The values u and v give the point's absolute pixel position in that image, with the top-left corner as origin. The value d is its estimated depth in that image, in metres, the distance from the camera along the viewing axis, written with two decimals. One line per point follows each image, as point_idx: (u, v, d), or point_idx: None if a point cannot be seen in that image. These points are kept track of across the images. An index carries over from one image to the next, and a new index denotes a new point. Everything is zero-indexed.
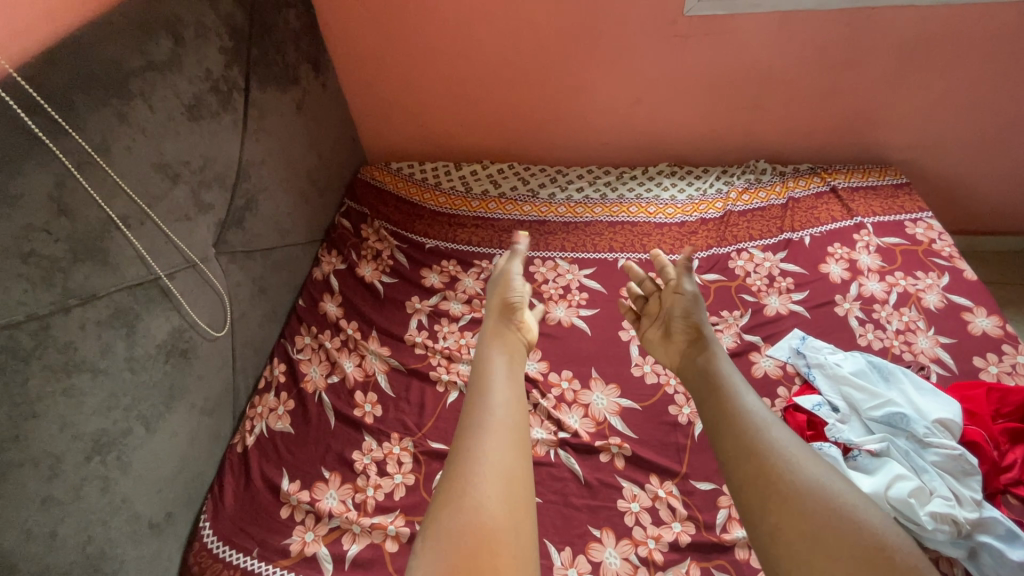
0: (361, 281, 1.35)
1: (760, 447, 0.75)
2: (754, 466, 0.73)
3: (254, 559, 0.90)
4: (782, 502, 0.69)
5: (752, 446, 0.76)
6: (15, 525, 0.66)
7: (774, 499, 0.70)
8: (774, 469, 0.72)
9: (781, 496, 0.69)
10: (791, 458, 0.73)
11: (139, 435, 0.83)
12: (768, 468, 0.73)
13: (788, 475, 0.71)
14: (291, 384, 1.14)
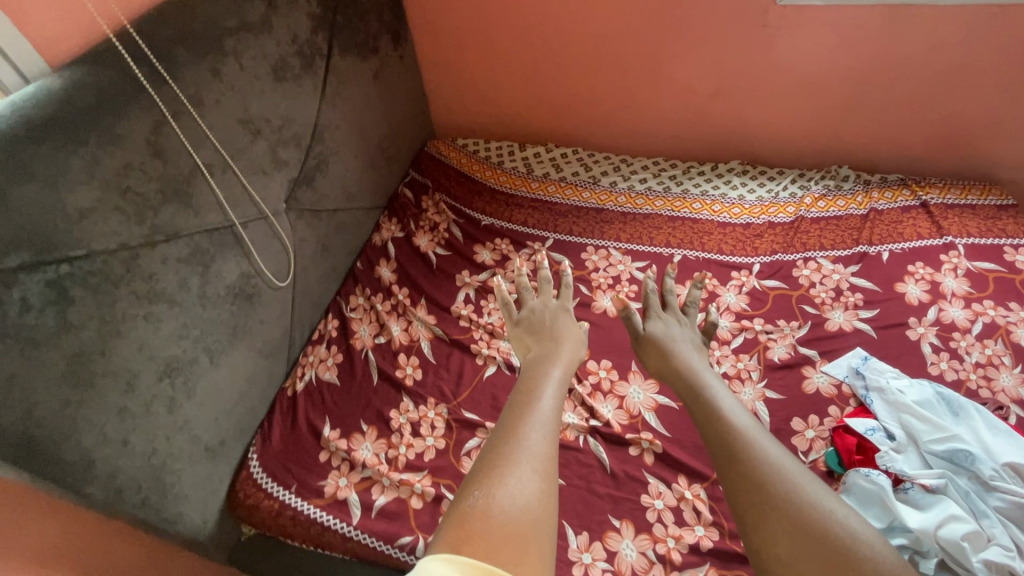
0: (416, 251, 1.40)
1: (747, 450, 0.66)
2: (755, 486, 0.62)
3: (292, 494, 0.98)
4: (768, 526, 0.59)
5: (733, 450, 0.67)
6: (94, 427, 0.74)
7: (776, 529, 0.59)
8: (758, 482, 0.62)
9: (766, 512, 0.60)
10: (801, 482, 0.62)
11: (203, 365, 0.91)
12: (757, 478, 0.63)
13: (777, 488, 0.61)
14: (341, 339, 1.21)
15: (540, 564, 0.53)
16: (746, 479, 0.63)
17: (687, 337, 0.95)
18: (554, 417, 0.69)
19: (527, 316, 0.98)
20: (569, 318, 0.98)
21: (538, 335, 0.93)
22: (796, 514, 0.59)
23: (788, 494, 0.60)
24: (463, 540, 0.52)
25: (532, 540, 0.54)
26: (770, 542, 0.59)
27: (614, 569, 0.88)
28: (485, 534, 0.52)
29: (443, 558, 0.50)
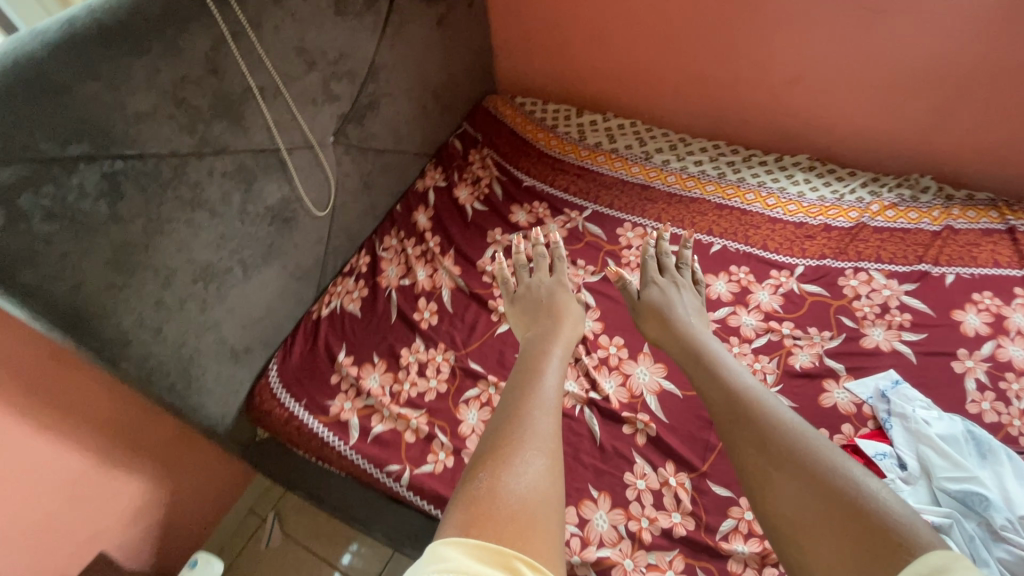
0: (455, 202, 1.42)
1: (749, 414, 0.64)
2: (756, 443, 0.61)
3: (301, 407, 1.06)
4: (773, 487, 0.57)
5: (736, 412, 0.66)
6: (132, 312, 0.83)
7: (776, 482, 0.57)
8: (758, 445, 0.61)
9: (771, 476, 0.58)
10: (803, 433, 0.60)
11: (236, 276, 0.98)
12: (758, 442, 0.61)
13: (780, 448, 0.59)
14: (369, 275, 1.27)
15: (549, 543, 0.55)
16: (748, 444, 0.62)
17: (687, 304, 0.98)
18: (557, 402, 0.73)
19: (519, 295, 1.06)
20: (563, 292, 1.05)
21: (527, 315, 1.01)
22: (799, 473, 0.56)
23: (790, 454, 0.58)
24: (468, 519, 0.55)
25: (540, 525, 0.55)
26: (777, 505, 0.56)
27: (583, 535, 0.91)
28: (494, 518, 0.54)
29: (454, 543, 0.52)
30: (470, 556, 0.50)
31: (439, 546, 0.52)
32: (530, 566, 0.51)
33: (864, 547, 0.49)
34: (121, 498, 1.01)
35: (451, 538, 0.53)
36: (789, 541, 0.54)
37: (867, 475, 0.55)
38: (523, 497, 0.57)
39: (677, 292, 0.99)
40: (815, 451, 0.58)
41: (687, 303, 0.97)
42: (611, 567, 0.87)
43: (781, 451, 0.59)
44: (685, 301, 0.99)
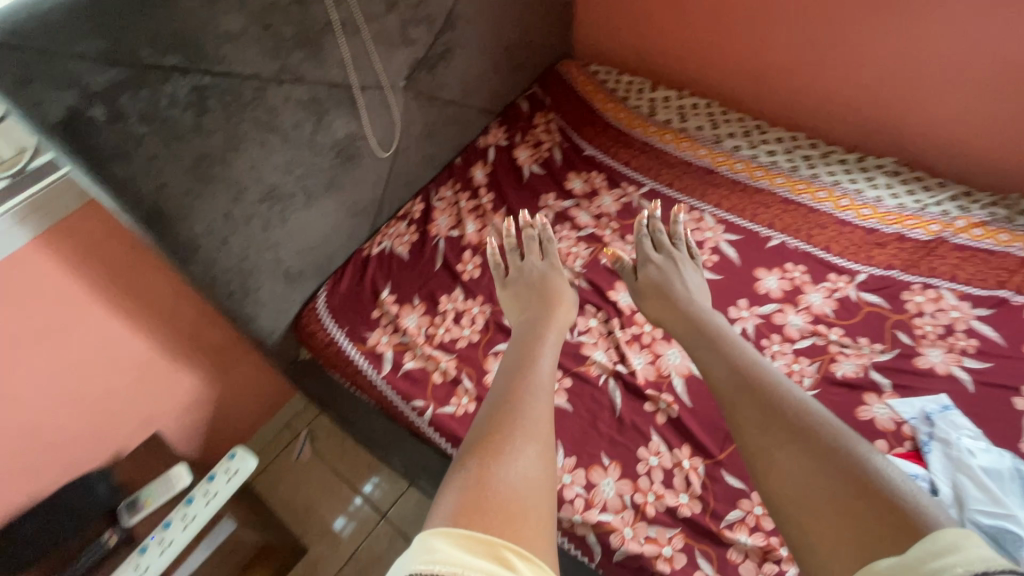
0: (513, 162, 1.43)
1: (754, 392, 0.64)
2: (761, 423, 0.61)
3: (342, 335, 1.13)
4: (777, 464, 0.57)
5: (741, 390, 0.65)
6: (204, 220, 0.90)
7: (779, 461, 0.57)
8: (762, 422, 0.61)
9: (776, 454, 0.57)
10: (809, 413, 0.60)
11: (299, 202, 1.04)
12: (763, 421, 0.61)
13: (785, 429, 0.59)
14: (421, 222, 1.31)
15: (541, 532, 0.53)
16: (751, 422, 0.62)
17: (682, 279, 0.99)
18: (546, 384, 0.72)
19: (512, 278, 1.05)
20: (554, 274, 1.04)
21: (515, 296, 1.01)
22: (807, 453, 0.56)
23: (796, 432, 0.58)
24: (456, 511, 0.53)
25: (531, 515, 0.54)
26: (782, 483, 0.56)
27: (587, 497, 0.93)
28: (483, 508, 0.52)
29: (442, 533, 0.50)
30: (458, 547, 0.48)
31: (425, 537, 0.50)
32: (522, 558, 0.49)
33: (870, 527, 0.48)
34: (178, 388, 1.13)
35: (439, 528, 0.51)
36: (792, 520, 0.53)
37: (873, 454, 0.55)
38: (510, 485, 0.56)
39: (674, 269, 1.02)
40: (821, 430, 0.58)
41: (680, 273, 1.00)
42: (610, 532, 0.89)
43: (785, 430, 0.59)
44: (685, 275, 1.01)
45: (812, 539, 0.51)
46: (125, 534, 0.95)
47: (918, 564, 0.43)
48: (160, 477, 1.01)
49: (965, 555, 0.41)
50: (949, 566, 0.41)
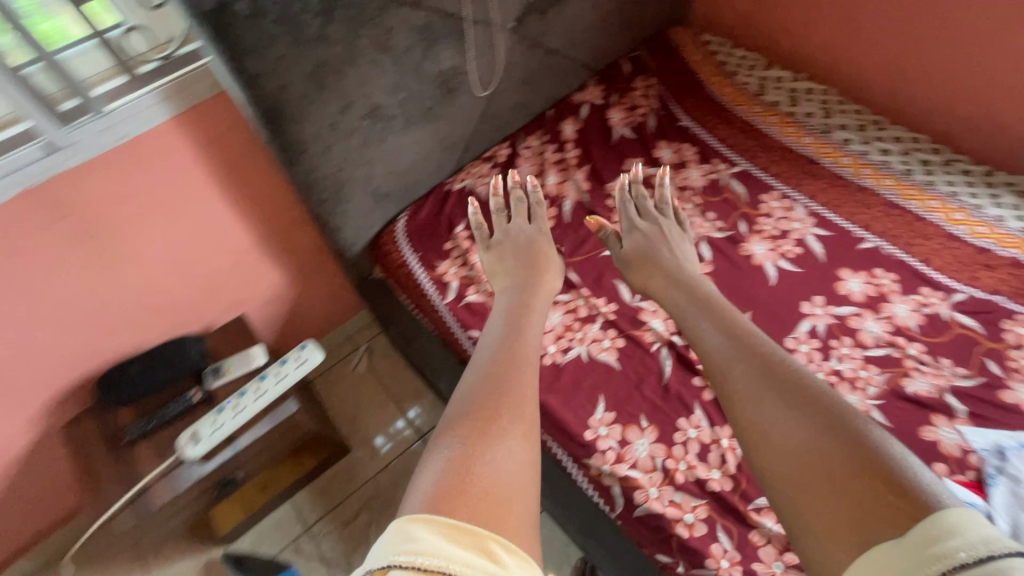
0: (605, 122, 1.41)
1: (747, 370, 0.64)
2: (754, 404, 0.60)
3: (415, 259, 1.19)
4: (773, 443, 0.57)
5: (732, 370, 0.65)
6: (313, 125, 0.97)
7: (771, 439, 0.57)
8: (756, 401, 0.60)
9: (769, 434, 0.57)
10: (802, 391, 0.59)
11: (397, 125, 1.09)
12: (756, 401, 0.60)
13: (778, 410, 0.59)
14: (504, 167, 1.33)
15: (522, 517, 0.53)
16: (745, 401, 0.62)
17: (661, 245, 1.01)
18: (523, 360, 0.73)
19: (497, 241, 1.06)
20: (541, 245, 1.05)
21: (503, 262, 1.02)
22: (803, 434, 0.55)
23: (792, 413, 0.57)
24: (436, 496, 0.52)
25: (513, 502, 0.53)
26: (779, 464, 0.55)
27: (619, 452, 0.95)
28: (461, 496, 0.52)
29: (420, 519, 0.49)
30: (437, 536, 0.47)
31: (404, 522, 0.49)
32: (506, 550, 0.48)
33: (867, 506, 0.48)
34: (265, 280, 1.24)
35: (416, 515, 0.50)
36: (789, 501, 0.53)
37: (868, 430, 0.53)
38: (485, 466, 0.56)
39: (661, 236, 1.03)
40: (817, 408, 0.57)
41: (665, 240, 1.02)
42: (635, 487, 0.91)
43: (780, 411, 0.58)
44: (671, 240, 1.03)
45: (811, 520, 0.51)
46: (207, 395, 1.08)
47: (918, 547, 0.42)
48: (242, 353, 1.13)
49: (966, 540, 0.41)
50: (952, 551, 0.40)
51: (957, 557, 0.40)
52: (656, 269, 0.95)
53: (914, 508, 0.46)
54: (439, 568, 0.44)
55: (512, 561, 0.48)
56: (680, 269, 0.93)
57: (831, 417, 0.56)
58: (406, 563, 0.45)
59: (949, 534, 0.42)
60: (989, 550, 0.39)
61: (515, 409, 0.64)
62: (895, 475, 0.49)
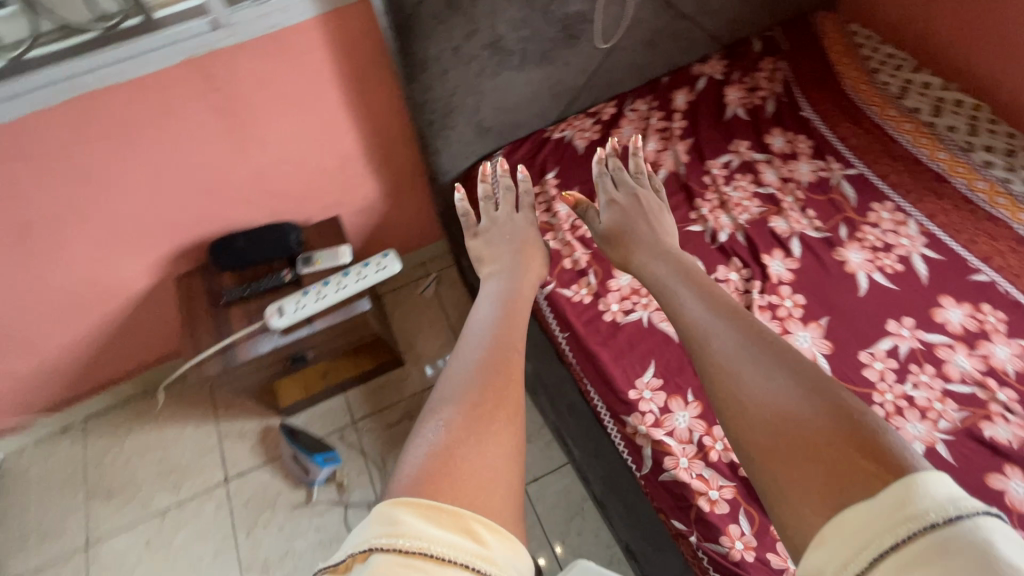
0: (720, 98, 1.36)
1: (726, 343, 0.61)
2: (730, 377, 0.58)
3: None
4: (746, 406, 0.54)
5: (708, 341, 0.62)
6: (438, 46, 1.04)
7: (747, 410, 0.54)
8: (729, 368, 0.58)
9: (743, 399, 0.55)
10: (782, 363, 0.57)
11: (513, 61, 1.14)
12: (727, 368, 0.58)
13: (749, 376, 0.57)
14: (606, 125, 1.33)
15: (507, 501, 0.52)
16: (721, 374, 0.59)
17: (632, 216, 0.97)
18: (507, 333, 0.73)
19: (482, 229, 1.04)
20: (528, 231, 1.03)
21: (494, 246, 1.00)
22: (777, 400, 0.53)
23: (766, 380, 0.55)
24: (414, 481, 0.51)
25: (498, 484, 0.53)
26: (752, 428, 0.53)
27: (658, 417, 0.95)
28: (442, 474, 0.51)
29: (402, 503, 0.48)
30: (417, 519, 0.46)
31: (385, 505, 0.48)
32: (488, 530, 0.48)
33: (842, 467, 0.46)
34: (362, 189, 1.34)
35: (398, 500, 0.49)
36: (764, 467, 0.50)
37: (841, 394, 0.52)
38: (468, 444, 0.56)
39: (637, 206, 0.99)
40: (790, 374, 0.55)
41: (642, 210, 0.97)
42: (666, 453, 0.92)
43: (758, 382, 0.56)
44: (650, 207, 0.99)
45: (786, 482, 0.48)
46: (297, 278, 1.20)
47: (891, 508, 0.41)
48: (332, 249, 1.24)
49: (938, 502, 0.39)
50: (924, 512, 0.39)
51: (927, 518, 0.38)
52: (634, 240, 0.92)
53: (891, 466, 0.44)
54: (423, 550, 0.44)
55: (495, 540, 0.48)
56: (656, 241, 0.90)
57: (802, 379, 0.54)
58: (388, 546, 0.44)
59: (921, 497, 0.40)
60: (958, 511, 0.38)
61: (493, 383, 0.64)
62: (871, 433, 0.48)
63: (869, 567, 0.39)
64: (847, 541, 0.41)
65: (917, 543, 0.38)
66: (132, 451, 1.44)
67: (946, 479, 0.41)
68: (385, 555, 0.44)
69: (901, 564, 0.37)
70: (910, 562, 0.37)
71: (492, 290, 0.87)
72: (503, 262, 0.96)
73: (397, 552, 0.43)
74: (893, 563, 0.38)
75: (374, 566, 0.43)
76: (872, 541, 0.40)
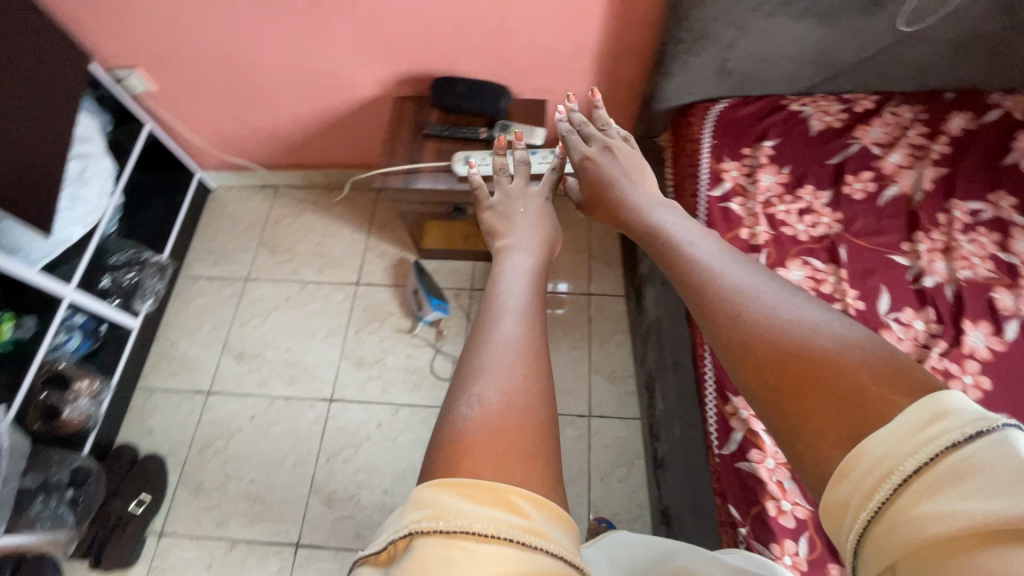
0: (1008, 138, 1.14)
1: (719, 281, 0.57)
2: (728, 318, 0.53)
3: (710, 142, 1.16)
4: (754, 341, 0.50)
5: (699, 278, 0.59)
6: None
7: (754, 348, 0.50)
8: (732, 310, 0.53)
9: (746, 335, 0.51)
10: (782, 297, 0.53)
11: (796, 8, 1.05)
12: (724, 303, 0.55)
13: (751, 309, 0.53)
14: (854, 117, 1.19)
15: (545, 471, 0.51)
16: (719, 316, 0.54)
17: (607, 169, 0.95)
18: (533, 302, 0.68)
19: (496, 203, 1.01)
20: (543, 209, 0.99)
21: (514, 221, 0.94)
22: (781, 331, 0.50)
23: (767, 313, 0.51)
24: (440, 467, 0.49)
25: (540, 459, 0.51)
26: (762, 365, 0.49)
27: None
28: (489, 446, 0.50)
29: (437, 484, 0.47)
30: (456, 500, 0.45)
31: (421, 489, 0.47)
32: (529, 502, 0.46)
33: (857, 400, 0.43)
34: (579, 86, 1.35)
35: (431, 487, 0.47)
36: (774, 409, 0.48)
37: (841, 323, 0.49)
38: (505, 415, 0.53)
39: (609, 158, 0.98)
40: (789, 307, 0.52)
41: (625, 165, 0.97)
42: (755, 446, 0.88)
43: (760, 318, 0.51)
44: (625, 160, 0.98)
45: (802, 420, 0.45)
46: (490, 138, 1.27)
47: (910, 429, 0.40)
48: (529, 126, 1.29)
49: (957, 420, 0.39)
50: (944, 432, 0.39)
51: (948, 438, 0.38)
52: (618, 196, 0.90)
53: (906, 391, 0.42)
54: (465, 528, 0.42)
55: (538, 512, 0.46)
56: (634, 194, 0.88)
57: (808, 311, 0.51)
58: (428, 529, 0.42)
59: (939, 416, 0.40)
60: (977, 428, 0.38)
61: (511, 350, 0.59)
62: (885, 359, 0.45)
63: (894, 491, 0.39)
64: (870, 467, 0.41)
65: (939, 465, 0.38)
66: (301, 227, 1.70)
67: (956, 394, 0.41)
68: (427, 538, 0.42)
69: (924, 488, 0.38)
70: (933, 485, 0.37)
71: (523, 260, 0.80)
72: (519, 231, 0.91)
73: (437, 533, 0.42)
74: (919, 485, 0.38)
75: (417, 550, 0.41)
76: (894, 466, 0.39)
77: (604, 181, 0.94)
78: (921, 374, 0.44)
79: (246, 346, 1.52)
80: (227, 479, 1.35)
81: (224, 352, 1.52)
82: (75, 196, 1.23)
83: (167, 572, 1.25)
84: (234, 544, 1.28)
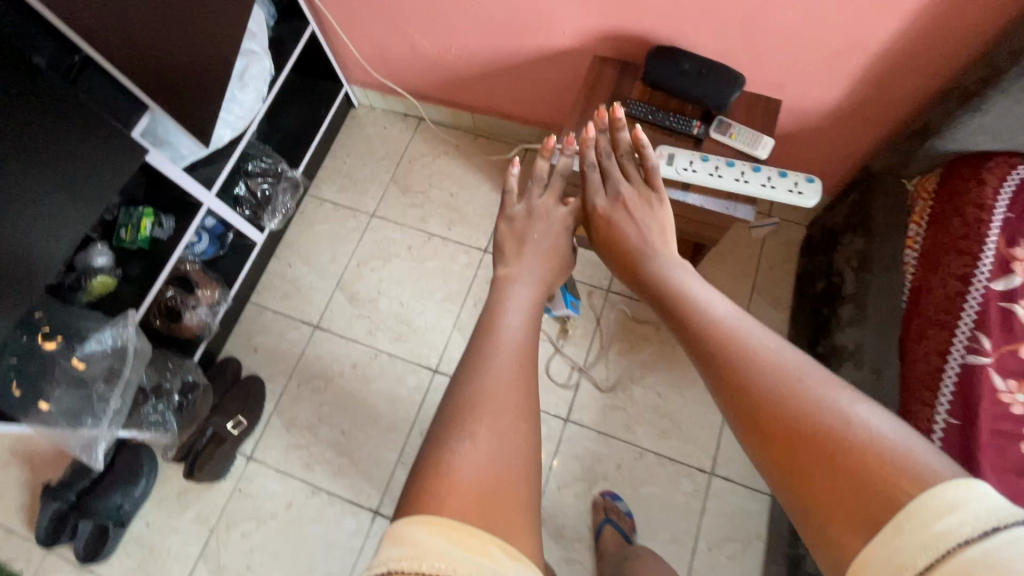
0: None
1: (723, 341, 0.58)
2: (729, 387, 0.55)
3: (1005, 213, 0.86)
4: (762, 416, 0.52)
5: (709, 340, 0.60)
6: None
7: (754, 420, 0.52)
8: (739, 375, 0.55)
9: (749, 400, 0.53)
10: (782, 363, 0.54)
11: None
12: (727, 364, 0.57)
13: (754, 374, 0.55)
14: None
15: (523, 521, 0.55)
16: (726, 385, 0.56)
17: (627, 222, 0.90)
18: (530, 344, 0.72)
19: (516, 219, 1.00)
20: (559, 242, 0.98)
21: (523, 249, 0.94)
22: (785, 404, 0.51)
23: (775, 383, 0.52)
24: (416, 502, 0.54)
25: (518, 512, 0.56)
26: (766, 438, 0.51)
27: None
28: (469, 489, 0.54)
29: (418, 521, 0.51)
30: (434, 535, 0.50)
31: (405, 522, 0.52)
32: (501, 549, 0.51)
33: (863, 479, 0.45)
34: (828, 91, 1.06)
35: (412, 519, 0.52)
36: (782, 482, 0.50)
37: (848, 398, 0.50)
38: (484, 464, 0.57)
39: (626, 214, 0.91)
40: (796, 377, 0.53)
41: (644, 222, 0.89)
42: None
43: (762, 387, 0.53)
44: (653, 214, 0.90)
45: (814, 499, 0.47)
46: (702, 137, 1.03)
47: (920, 520, 0.41)
48: (756, 132, 1.02)
49: (973, 513, 0.41)
50: (955, 527, 0.40)
51: (960, 534, 0.40)
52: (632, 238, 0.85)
53: (917, 477, 0.43)
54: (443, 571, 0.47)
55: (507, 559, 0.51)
56: (653, 242, 0.84)
57: (814, 377, 0.53)
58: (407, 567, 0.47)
59: (954, 508, 0.41)
60: (993, 524, 0.40)
61: (498, 411, 0.63)
62: (878, 438, 0.47)
63: None
64: (884, 561, 0.42)
65: (951, 563, 0.39)
66: (439, 171, 1.56)
67: (978, 480, 0.43)
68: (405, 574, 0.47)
69: None
70: None
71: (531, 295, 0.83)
72: (531, 260, 0.92)
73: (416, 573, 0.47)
74: None
75: None
76: (906, 562, 0.41)
77: (616, 238, 0.88)
78: (908, 455, 0.45)
79: (361, 288, 1.44)
80: (319, 423, 1.31)
81: (338, 288, 1.45)
82: (230, 97, 1.14)
83: (249, 497, 1.26)
84: (315, 491, 1.26)
